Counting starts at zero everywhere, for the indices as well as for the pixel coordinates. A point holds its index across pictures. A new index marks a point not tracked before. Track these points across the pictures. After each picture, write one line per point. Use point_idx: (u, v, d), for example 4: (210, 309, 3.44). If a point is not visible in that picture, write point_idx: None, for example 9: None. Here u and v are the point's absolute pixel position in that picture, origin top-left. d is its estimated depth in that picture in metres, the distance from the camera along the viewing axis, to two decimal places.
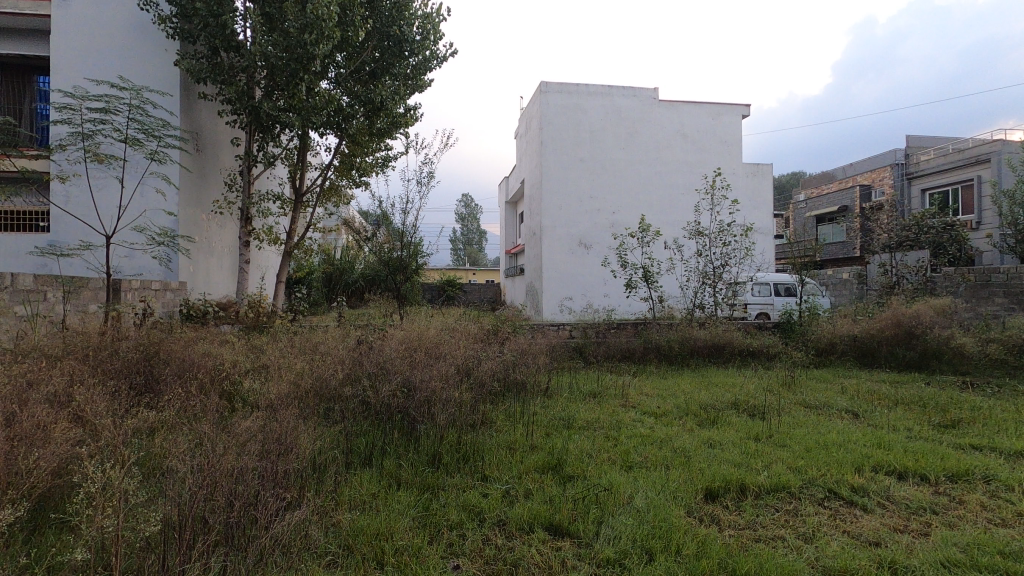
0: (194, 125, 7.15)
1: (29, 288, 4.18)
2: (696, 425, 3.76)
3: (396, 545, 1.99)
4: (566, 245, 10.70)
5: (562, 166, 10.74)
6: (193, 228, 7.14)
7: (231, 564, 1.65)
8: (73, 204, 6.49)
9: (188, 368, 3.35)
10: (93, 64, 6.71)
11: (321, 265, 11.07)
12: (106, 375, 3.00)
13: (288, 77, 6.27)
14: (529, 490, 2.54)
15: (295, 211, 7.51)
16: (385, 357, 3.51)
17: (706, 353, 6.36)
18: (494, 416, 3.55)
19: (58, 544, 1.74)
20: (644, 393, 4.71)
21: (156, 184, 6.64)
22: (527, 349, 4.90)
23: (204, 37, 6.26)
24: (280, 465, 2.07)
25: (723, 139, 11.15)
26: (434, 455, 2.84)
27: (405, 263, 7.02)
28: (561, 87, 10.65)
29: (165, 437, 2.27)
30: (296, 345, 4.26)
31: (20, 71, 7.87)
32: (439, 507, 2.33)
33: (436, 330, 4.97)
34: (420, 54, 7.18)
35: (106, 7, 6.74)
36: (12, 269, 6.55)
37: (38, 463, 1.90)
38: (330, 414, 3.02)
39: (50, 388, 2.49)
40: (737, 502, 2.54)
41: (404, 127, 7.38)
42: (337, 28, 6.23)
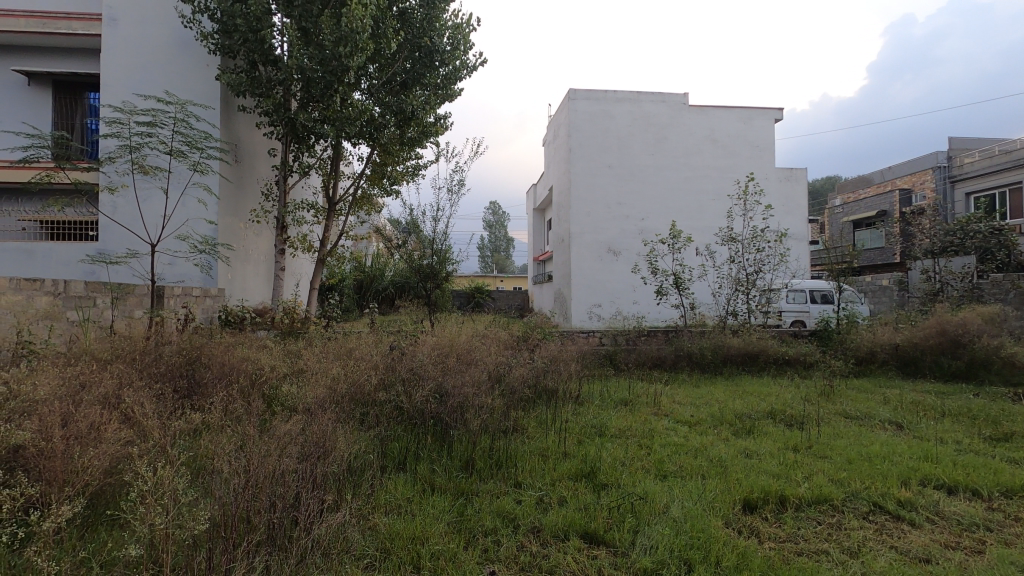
0: (233, 137, 7.39)
1: (81, 294, 4.35)
2: (732, 434, 3.68)
3: (432, 549, 2.00)
4: (594, 252, 10.65)
5: (590, 173, 10.72)
6: (231, 236, 7.35)
7: (273, 564, 1.69)
8: (119, 214, 6.77)
9: (229, 372, 3.45)
10: (139, 80, 7.00)
11: (353, 272, 11.28)
12: (152, 379, 3.11)
13: (323, 89, 6.45)
14: (563, 498, 2.53)
15: (328, 219, 7.66)
16: (417, 363, 3.55)
17: (739, 361, 6.23)
18: (526, 423, 3.54)
19: (110, 540, 1.80)
20: (676, 400, 4.64)
21: (198, 194, 6.88)
22: (558, 356, 4.88)
23: (244, 51, 6.48)
24: (320, 467, 2.11)
25: (755, 143, 10.91)
26: (467, 461, 2.86)
27: (435, 270, 7.08)
28: (589, 94, 10.64)
29: (210, 439, 2.35)
30: (331, 351, 4.32)
31: (72, 88, 8.27)
32: (474, 513, 2.33)
33: (467, 336, 5.00)
34: (451, 64, 7.27)
35: (152, 26, 7.04)
36: (63, 277, 6.85)
37: (91, 462, 1.98)
38: (365, 418, 3.06)
39: (102, 390, 2.60)
40: (777, 514, 2.48)
41: (435, 136, 7.48)
42: (370, 40, 6.36)
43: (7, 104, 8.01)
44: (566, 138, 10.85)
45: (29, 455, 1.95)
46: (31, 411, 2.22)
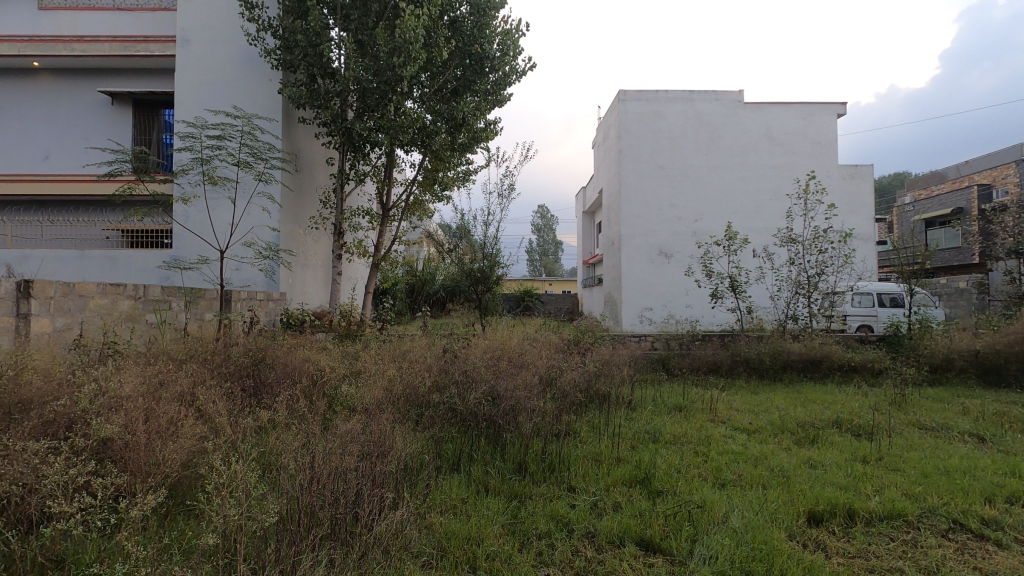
0: (293, 147, 7.72)
1: (158, 297, 4.63)
2: (794, 443, 3.54)
3: (487, 550, 2.02)
4: (645, 255, 10.47)
5: (641, 175, 10.57)
6: (292, 242, 7.68)
7: (337, 557, 1.77)
8: (191, 223, 7.20)
9: (291, 373, 3.60)
10: (209, 97, 7.44)
11: (405, 275, 11.54)
12: (222, 378, 3.30)
13: (378, 99, 6.66)
14: (618, 504, 2.49)
15: (382, 225, 7.87)
16: (470, 366, 3.59)
17: (800, 367, 5.98)
18: (578, 427, 3.51)
19: (188, 529, 1.92)
20: (733, 407, 4.49)
21: (262, 203, 7.23)
22: (610, 360, 4.82)
23: (304, 65, 6.76)
24: (379, 466, 2.17)
25: (816, 141, 10.41)
26: (520, 464, 2.86)
27: (486, 273, 7.14)
28: (640, 95, 10.49)
29: (276, 437, 2.47)
30: (386, 353, 4.44)
31: (150, 106, 8.86)
32: (528, 515, 2.34)
33: (518, 340, 5.02)
34: (500, 70, 7.32)
35: (220, 45, 7.47)
36: (140, 281, 7.34)
37: (171, 455, 2.13)
38: (421, 420, 3.12)
39: (178, 389, 2.78)
40: (845, 528, 2.36)
41: (485, 142, 7.55)
42: (423, 50, 6.51)
43: (93, 123, 8.68)
44: (616, 140, 10.74)
45: (116, 447, 2.11)
46: (116, 407, 2.39)
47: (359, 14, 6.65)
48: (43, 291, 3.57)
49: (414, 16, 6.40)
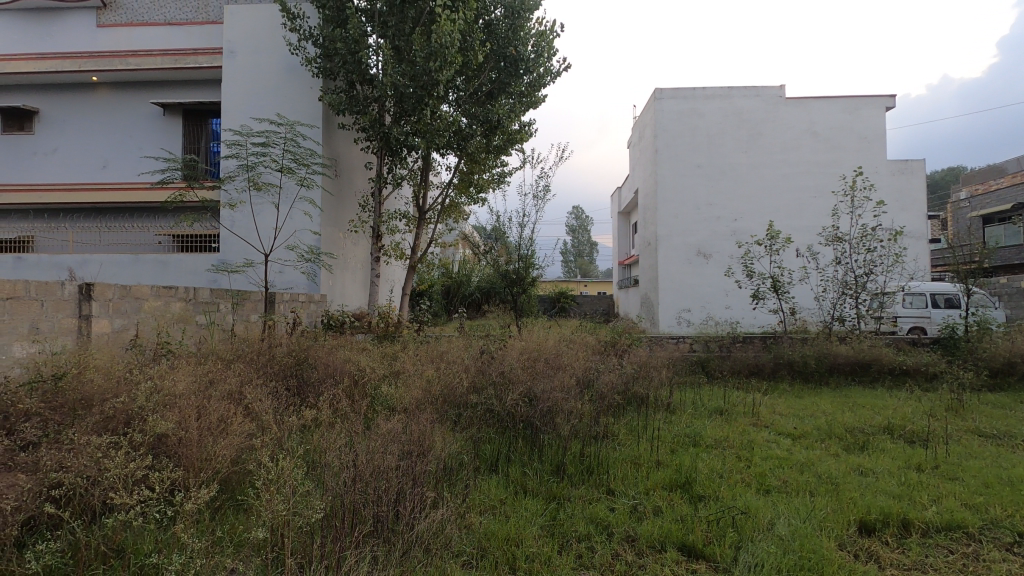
0: (333, 153, 7.90)
1: (207, 299, 4.82)
2: (842, 449, 3.41)
3: (526, 551, 2.02)
4: (683, 255, 10.26)
5: (677, 174, 10.39)
6: (332, 245, 7.86)
7: (380, 554, 1.81)
8: (237, 227, 7.47)
9: (333, 373, 3.68)
10: (253, 106, 7.70)
11: (441, 277, 11.67)
12: (268, 378, 3.41)
13: (414, 103, 6.76)
14: (658, 508, 2.45)
15: (419, 227, 7.97)
16: (507, 367, 3.60)
17: (848, 370, 5.76)
18: (616, 429, 3.47)
19: (239, 522, 1.99)
20: (777, 411, 4.36)
21: (304, 207, 7.43)
22: (648, 362, 4.75)
23: (343, 73, 6.93)
24: (419, 465, 2.20)
25: (862, 135, 10.00)
26: (559, 465, 2.85)
27: (521, 275, 7.14)
28: (676, 93, 10.33)
29: (319, 435, 2.55)
30: (424, 354, 4.50)
31: (199, 116, 9.14)
32: (566, 517, 2.33)
33: (554, 341, 5.00)
34: (535, 71, 7.31)
35: (264, 55, 7.73)
36: (190, 284, 7.65)
37: (221, 451, 2.22)
38: (459, 420, 3.16)
39: (228, 387, 2.89)
40: (899, 539, 2.26)
41: (520, 143, 7.56)
42: (458, 54, 6.57)
43: (146, 133, 9.10)
44: (652, 139, 10.60)
45: (170, 442, 2.20)
46: (170, 403, 2.50)
47: (396, 20, 6.77)
48: (102, 293, 3.73)
49: (449, 20, 6.46)
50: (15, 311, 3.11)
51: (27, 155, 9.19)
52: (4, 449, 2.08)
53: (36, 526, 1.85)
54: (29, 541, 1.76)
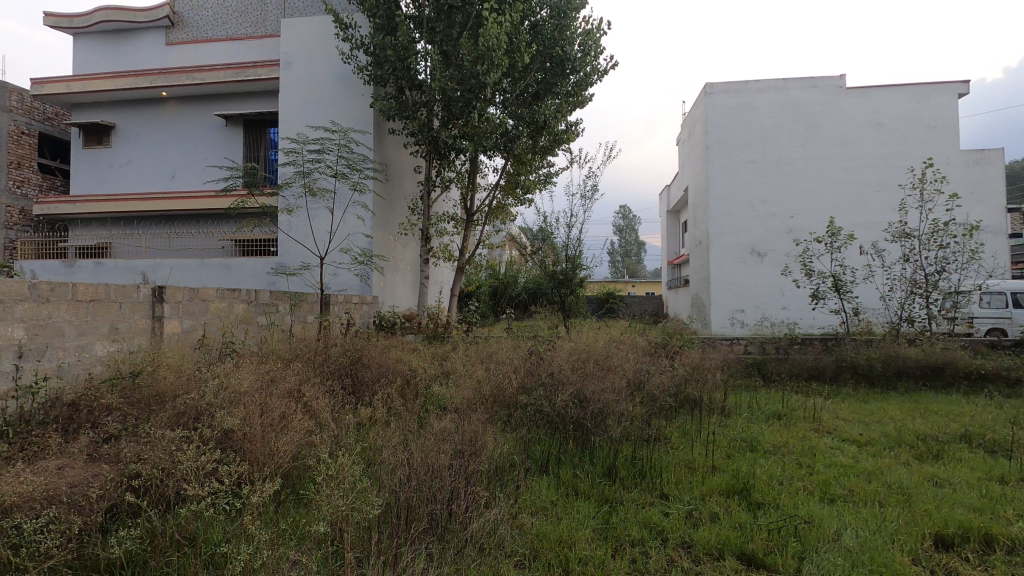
0: (384, 158, 8.10)
1: (267, 301, 5.03)
2: (913, 458, 3.22)
3: (579, 554, 2.00)
4: (735, 253, 9.90)
5: (729, 170, 10.04)
6: (383, 248, 8.05)
7: (436, 551, 1.84)
8: (294, 231, 7.75)
9: (386, 372, 3.76)
10: (308, 115, 8.00)
11: (489, 279, 11.73)
12: (325, 377, 3.52)
13: (462, 106, 6.85)
14: (715, 514, 2.38)
15: (466, 229, 8.06)
16: (557, 368, 3.58)
17: (919, 374, 5.42)
18: (669, 432, 3.39)
19: (301, 516, 2.05)
20: (839, 417, 4.16)
21: (357, 211, 7.64)
22: (701, 364, 4.60)
23: (393, 79, 7.09)
24: (472, 464, 2.22)
25: (932, 125, 9.39)
26: (610, 468, 2.81)
27: (569, 275, 7.10)
28: (728, 87, 9.98)
29: (374, 433, 2.62)
30: (473, 354, 4.55)
31: (258, 126, 9.56)
32: (620, 521, 2.29)
33: (603, 342, 4.95)
34: (581, 70, 7.27)
35: (317, 65, 8.01)
36: (250, 286, 7.98)
37: (282, 447, 2.32)
38: (509, 421, 3.18)
39: (288, 386, 3.00)
40: (982, 556, 2.11)
41: (567, 144, 7.53)
42: (505, 56, 6.60)
43: (211, 143, 9.59)
44: (702, 135, 10.30)
45: (236, 438, 2.31)
46: (235, 400, 2.62)
47: (444, 26, 6.86)
48: (173, 296, 3.94)
49: (496, 24, 6.51)
50: (97, 313, 3.33)
51: (105, 167, 9.87)
52: (88, 441, 2.23)
53: (117, 513, 1.95)
54: (112, 527, 1.88)
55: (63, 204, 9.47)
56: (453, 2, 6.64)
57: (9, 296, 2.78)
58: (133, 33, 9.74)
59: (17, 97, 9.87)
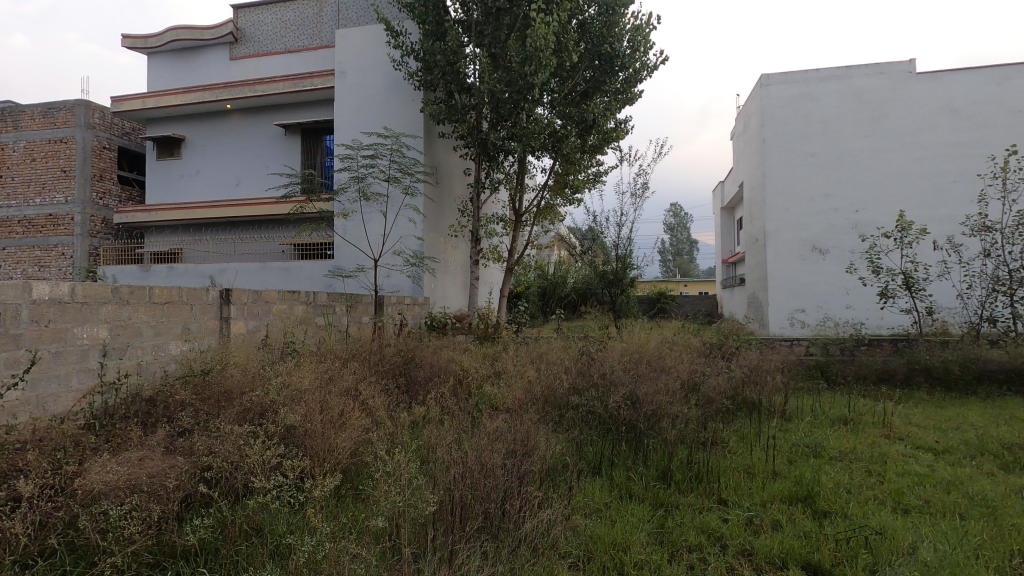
0: (434, 161, 8.23)
1: (325, 302, 5.22)
2: (998, 468, 2.98)
3: (635, 558, 1.96)
4: (795, 251, 9.37)
5: (787, 164, 9.53)
6: (434, 250, 8.17)
7: (491, 550, 1.86)
8: (349, 235, 7.99)
9: (438, 372, 3.83)
10: (361, 122, 8.24)
11: (538, 279, 11.70)
12: (380, 376, 3.61)
13: (511, 108, 6.88)
14: (777, 522, 2.29)
15: (515, 229, 8.07)
16: (609, 369, 3.53)
17: (1002, 379, 5.03)
18: (726, 436, 3.28)
19: (360, 510, 2.12)
20: (913, 422, 3.91)
21: (409, 214, 7.80)
22: (760, 365, 4.43)
23: (443, 84, 7.20)
24: (525, 464, 2.23)
25: (1015, 109, 8.57)
26: (665, 472, 2.75)
27: (619, 275, 7.00)
28: (785, 77, 9.55)
29: (427, 433, 2.66)
30: (524, 354, 4.55)
31: (315, 134, 9.92)
32: (676, 525, 2.24)
33: (656, 343, 4.85)
34: (631, 66, 7.15)
35: (370, 74, 8.24)
36: (308, 288, 8.29)
37: (341, 443, 2.40)
38: (561, 421, 3.17)
39: (347, 385, 3.10)
40: None
41: (616, 141, 7.42)
42: (553, 56, 6.59)
43: (271, 152, 10.03)
44: (758, 129, 9.85)
45: (298, 433, 2.41)
46: (297, 398, 2.73)
47: (492, 28, 6.91)
48: (239, 297, 4.14)
49: (544, 24, 6.51)
50: (171, 314, 3.53)
51: (176, 177, 10.50)
52: (166, 435, 2.38)
53: (191, 503, 2.08)
54: (187, 516, 1.99)
55: (140, 213, 10.14)
56: (501, 5, 6.69)
57: (94, 299, 3.00)
58: (201, 50, 10.33)
59: (99, 115, 10.64)
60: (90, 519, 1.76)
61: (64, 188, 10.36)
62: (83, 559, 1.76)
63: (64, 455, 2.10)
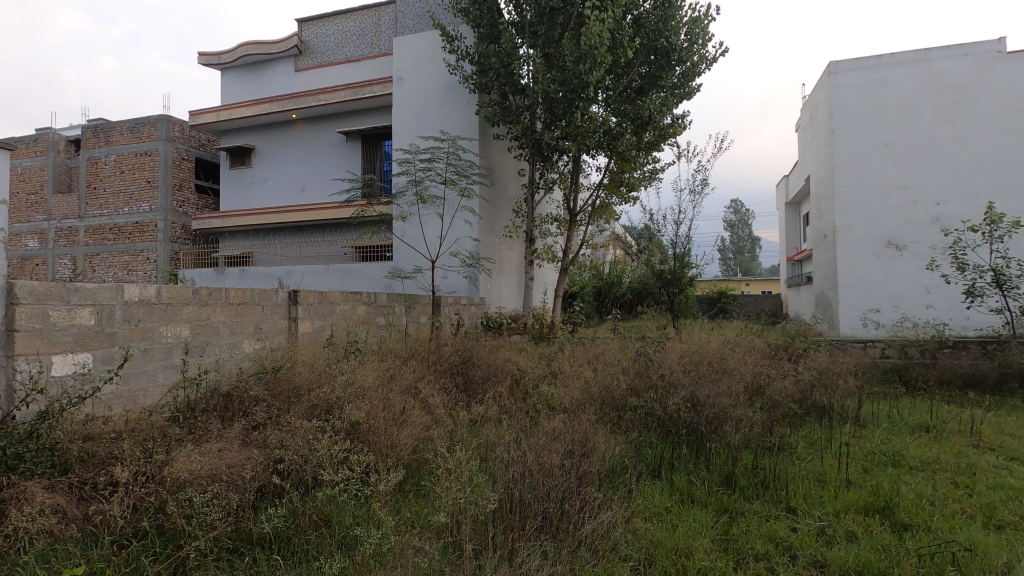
0: (489, 163, 8.31)
1: (385, 303, 5.38)
2: None
3: (698, 565, 1.91)
4: (868, 247, 8.83)
5: (859, 156, 8.98)
6: (489, 251, 8.25)
7: (549, 550, 1.86)
8: (407, 237, 8.20)
9: (495, 372, 3.86)
10: (418, 126, 8.44)
11: (593, 279, 11.58)
12: (438, 375, 3.69)
13: (565, 107, 6.85)
14: (853, 534, 2.17)
15: (569, 229, 8.02)
16: (668, 369, 3.46)
17: None
18: (794, 441, 3.14)
19: (421, 506, 2.18)
20: (1006, 432, 3.60)
21: (465, 216, 7.91)
22: (831, 367, 4.21)
23: (498, 86, 7.25)
24: (584, 465, 2.22)
25: None
26: (728, 477, 2.66)
27: (677, 274, 6.82)
28: (856, 64, 8.98)
29: (485, 432, 2.69)
30: (581, 355, 4.52)
31: (374, 140, 10.22)
32: (741, 533, 2.17)
33: (717, 344, 4.69)
34: (688, 60, 6.98)
35: (427, 79, 8.42)
36: (368, 289, 8.56)
37: (403, 440, 2.46)
38: (619, 423, 3.13)
39: (407, 383, 3.19)
40: None
41: (673, 137, 7.24)
42: (608, 54, 6.52)
43: (333, 158, 10.43)
44: (826, 119, 9.34)
45: (361, 429, 2.50)
46: (361, 395, 2.84)
47: (546, 28, 6.92)
48: (306, 299, 4.34)
49: (598, 21, 6.45)
50: (244, 314, 3.74)
51: (247, 185, 11.10)
52: (242, 429, 2.53)
53: (265, 493, 2.19)
54: (262, 504, 2.11)
55: (215, 219, 10.80)
56: (555, 4, 6.69)
57: (177, 300, 3.23)
58: (269, 64, 10.89)
59: (178, 128, 11.40)
60: (177, 504, 1.90)
61: (148, 197, 11.18)
62: (170, 542, 1.89)
63: (154, 444, 2.27)
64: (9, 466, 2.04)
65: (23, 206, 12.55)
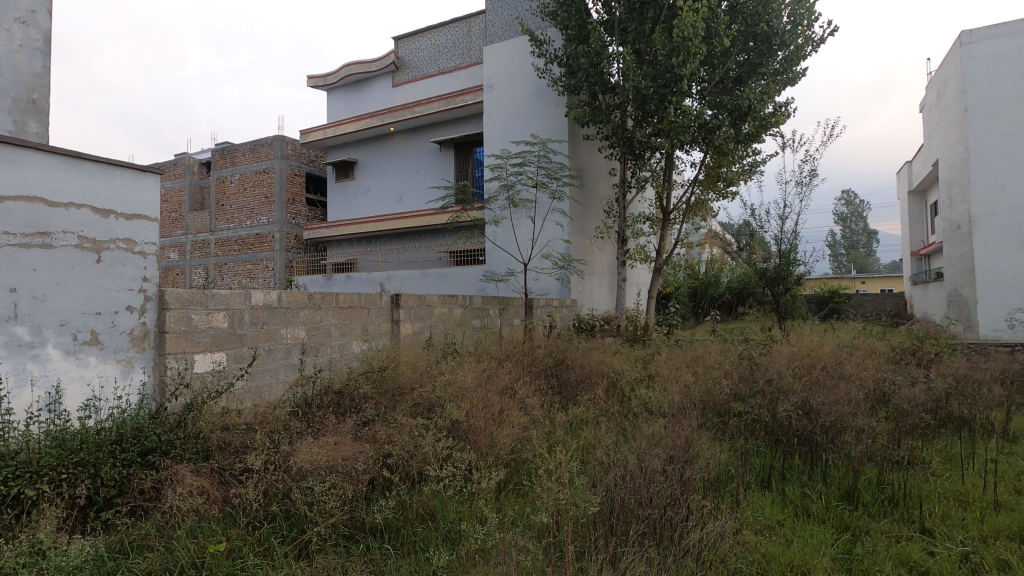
0: (579, 164, 8.27)
1: (479, 305, 5.52)
2: None
3: None
4: (1014, 238, 7.75)
5: (999, 134, 7.92)
6: (581, 252, 8.21)
7: (653, 557, 1.81)
8: (500, 240, 8.36)
9: (590, 374, 3.84)
10: (509, 131, 8.58)
11: (689, 279, 11.14)
12: (534, 377, 3.73)
13: (658, 103, 6.65)
14: (1004, 562, 1.92)
15: (663, 228, 7.76)
16: (776, 374, 3.25)
17: None
18: (928, 455, 2.82)
19: (522, 505, 2.21)
20: None
21: (557, 218, 7.93)
22: (970, 374, 3.74)
23: (587, 86, 7.18)
24: (688, 471, 2.14)
25: None
26: (850, 491, 2.45)
27: (782, 273, 6.39)
28: (995, 31, 7.93)
29: (583, 435, 2.68)
30: (679, 357, 4.36)
31: (466, 147, 10.53)
32: (867, 553, 1.99)
33: (831, 347, 4.34)
34: (792, 44, 6.53)
35: (516, 84, 8.55)
36: (463, 292, 8.84)
37: (502, 440, 2.51)
38: (724, 429, 2.99)
39: (504, 384, 3.26)
40: None
41: (776, 126, 6.77)
42: (702, 44, 6.26)
43: (428, 167, 10.88)
44: (958, 96, 8.33)
45: (463, 429, 2.58)
46: (461, 395, 2.94)
47: (636, 24, 6.76)
48: (406, 302, 4.56)
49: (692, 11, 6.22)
50: (352, 317, 3.99)
51: (352, 196, 11.87)
52: (354, 424, 2.71)
53: (376, 484, 2.32)
54: (373, 495, 2.24)
55: (324, 229, 11.64)
56: None
57: (295, 304, 3.52)
58: (369, 81, 11.58)
59: (291, 147, 12.43)
60: (300, 492, 2.07)
61: (267, 211, 12.28)
62: (295, 526, 2.05)
63: (280, 436, 2.49)
64: (163, 451, 2.33)
65: (166, 222, 14.24)
